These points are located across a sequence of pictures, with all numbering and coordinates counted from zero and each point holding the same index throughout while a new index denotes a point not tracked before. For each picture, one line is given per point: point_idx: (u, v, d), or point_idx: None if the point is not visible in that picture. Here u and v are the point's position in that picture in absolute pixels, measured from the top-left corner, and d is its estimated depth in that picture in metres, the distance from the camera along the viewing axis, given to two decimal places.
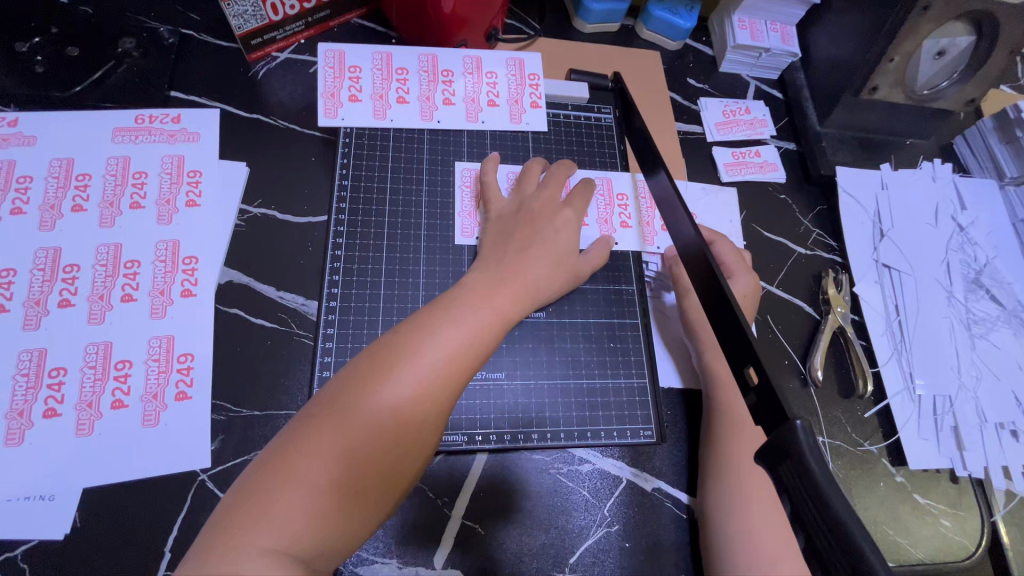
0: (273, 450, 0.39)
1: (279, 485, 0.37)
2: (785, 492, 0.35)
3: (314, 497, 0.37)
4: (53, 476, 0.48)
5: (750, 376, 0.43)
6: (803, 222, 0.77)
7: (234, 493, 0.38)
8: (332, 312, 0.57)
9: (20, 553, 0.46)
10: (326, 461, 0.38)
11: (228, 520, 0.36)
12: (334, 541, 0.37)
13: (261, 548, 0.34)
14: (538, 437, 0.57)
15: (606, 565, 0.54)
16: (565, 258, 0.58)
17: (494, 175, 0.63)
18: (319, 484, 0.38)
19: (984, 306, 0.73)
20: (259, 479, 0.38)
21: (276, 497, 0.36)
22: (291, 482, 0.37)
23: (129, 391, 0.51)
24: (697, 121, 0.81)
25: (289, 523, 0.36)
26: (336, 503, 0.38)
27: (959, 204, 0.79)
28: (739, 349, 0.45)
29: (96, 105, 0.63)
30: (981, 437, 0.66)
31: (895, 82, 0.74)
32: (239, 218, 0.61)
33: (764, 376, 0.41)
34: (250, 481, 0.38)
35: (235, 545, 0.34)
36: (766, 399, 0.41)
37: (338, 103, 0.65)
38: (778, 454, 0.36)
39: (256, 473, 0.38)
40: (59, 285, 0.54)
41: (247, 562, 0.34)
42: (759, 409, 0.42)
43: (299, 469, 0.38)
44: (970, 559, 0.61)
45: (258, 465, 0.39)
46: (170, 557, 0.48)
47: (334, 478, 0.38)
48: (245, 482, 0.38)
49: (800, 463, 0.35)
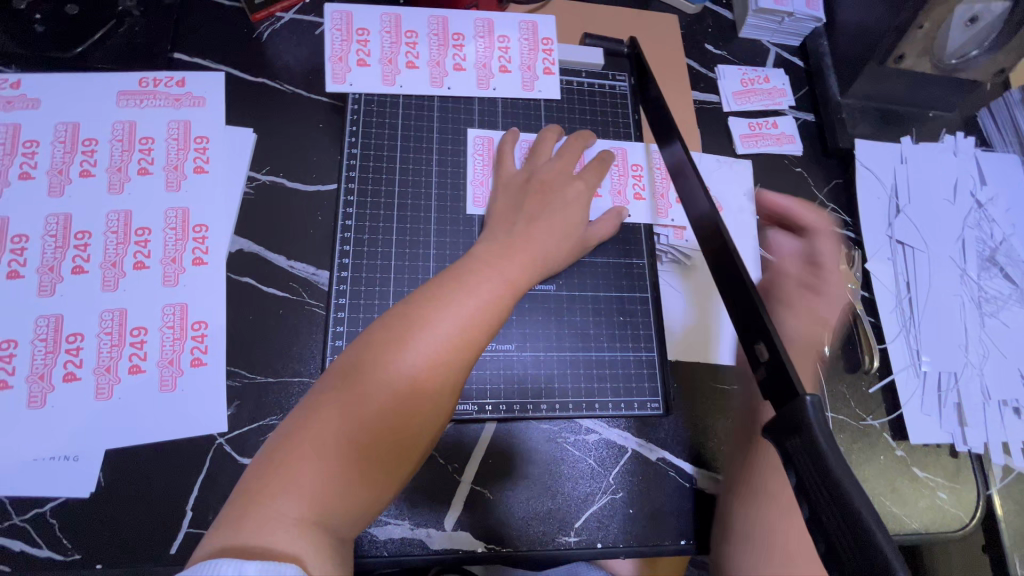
0: (293, 421, 0.40)
1: (302, 454, 0.38)
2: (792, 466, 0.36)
3: (336, 464, 0.38)
4: (76, 437, 0.49)
5: (760, 352, 0.44)
6: (818, 197, 0.76)
7: (256, 460, 0.39)
8: (343, 283, 0.57)
9: (47, 510, 0.48)
10: (345, 430, 0.39)
11: (254, 486, 0.37)
12: (357, 506, 0.39)
13: (286, 513, 0.36)
14: (547, 407, 0.58)
15: (610, 530, 0.56)
16: (577, 231, 0.57)
17: (512, 151, 0.62)
18: (341, 452, 0.39)
19: (997, 285, 0.72)
20: (279, 447, 0.39)
21: (300, 466, 0.38)
22: (311, 449, 0.38)
23: (145, 357, 0.52)
24: (714, 90, 0.78)
25: (313, 491, 0.37)
26: (358, 470, 0.39)
27: (979, 180, 0.77)
28: (750, 326, 0.45)
29: (100, 68, 0.61)
30: (983, 414, 0.67)
31: (924, 51, 0.71)
32: (248, 185, 0.60)
33: (773, 352, 0.42)
34: (273, 452, 0.38)
35: (261, 510, 0.36)
36: (775, 374, 0.42)
37: (346, 68, 0.63)
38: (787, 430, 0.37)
39: (278, 442, 0.39)
40: (72, 252, 0.54)
41: (278, 528, 0.35)
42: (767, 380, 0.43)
43: (320, 438, 0.39)
44: (963, 529, 0.63)
45: (279, 435, 0.39)
46: (192, 516, 0.50)
47: (352, 446, 0.39)
48: (267, 451, 0.39)
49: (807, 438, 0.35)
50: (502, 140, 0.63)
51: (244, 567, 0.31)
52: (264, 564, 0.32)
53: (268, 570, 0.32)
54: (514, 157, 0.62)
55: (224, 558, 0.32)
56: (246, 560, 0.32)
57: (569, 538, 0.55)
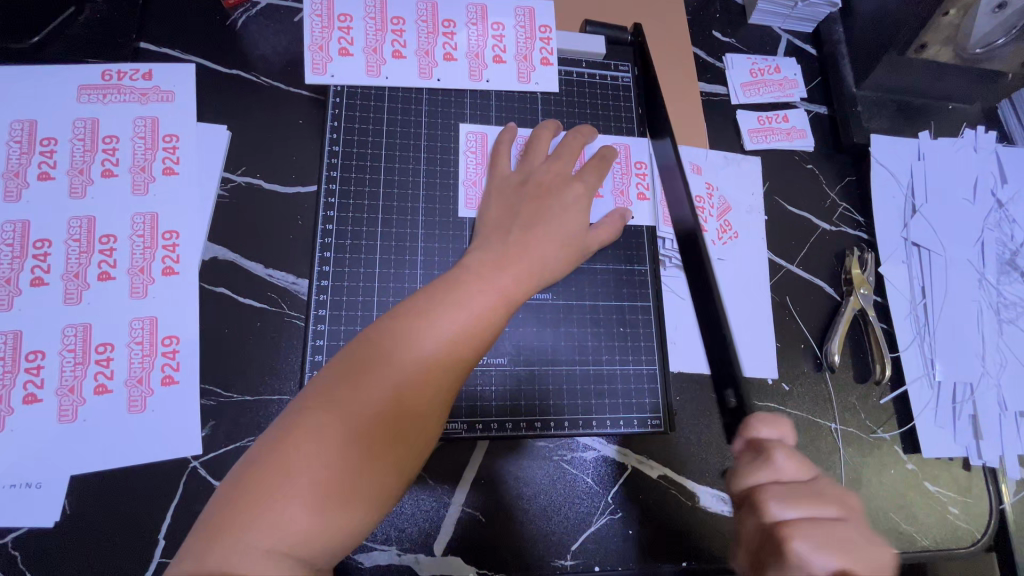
0: (264, 446, 0.36)
1: (275, 483, 0.35)
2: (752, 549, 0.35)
3: (311, 493, 0.35)
4: (39, 463, 0.46)
5: (728, 398, 0.46)
6: (830, 196, 0.72)
7: (225, 493, 0.35)
8: (324, 292, 0.53)
9: (9, 540, 0.45)
10: (324, 459, 0.36)
11: (221, 519, 0.34)
12: (335, 539, 0.35)
13: (262, 549, 0.33)
14: (541, 424, 0.54)
15: (608, 553, 0.53)
16: (579, 240, 0.53)
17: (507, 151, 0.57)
18: (317, 479, 0.35)
19: (1017, 290, 0.69)
20: (252, 480, 0.35)
21: (275, 498, 0.34)
22: (287, 480, 0.35)
23: (112, 376, 0.49)
24: (722, 81, 0.74)
25: (291, 528, 0.34)
26: (334, 499, 0.35)
27: (1000, 177, 0.73)
28: (722, 371, 0.48)
29: (60, 58, 0.57)
30: (998, 425, 0.64)
31: (947, 39, 0.66)
32: (222, 186, 0.56)
33: (740, 402, 0.44)
34: (242, 480, 0.35)
35: (236, 548, 0.33)
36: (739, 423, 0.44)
37: (327, 57, 0.59)
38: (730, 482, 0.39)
39: (249, 469, 0.36)
40: (30, 262, 0.50)
41: (244, 559, 0.32)
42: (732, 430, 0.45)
43: (293, 465, 0.35)
44: (974, 546, 0.61)
45: (250, 462, 0.36)
46: (165, 545, 0.47)
47: (333, 476, 0.36)
48: (234, 481, 0.35)
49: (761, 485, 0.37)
50: (501, 133, 0.58)
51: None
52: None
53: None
54: (509, 158, 0.58)
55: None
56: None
57: (565, 561, 0.52)
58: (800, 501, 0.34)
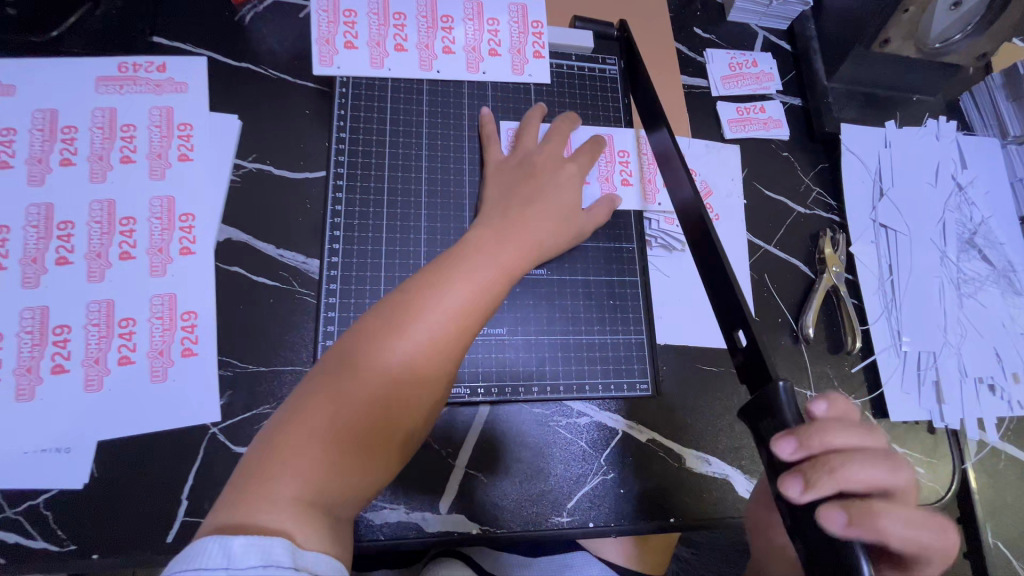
0: (287, 409, 0.40)
1: (295, 438, 0.38)
2: (763, 445, 0.40)
3: (330, 450, 0.38)
4: (68, 429, 0.49)
5: (739, 339, 0.47)
6: (804, 181, 0.77)
7: (251, 449, 0.38)
8: (334, 269, 0.57)
9: (41, 502, 0.48)
10: (340, 416, 0.39)
11: (249, 472, 0.37)
12: (353, 490, 0.39)
13: (286, 496, 0.35)
14: (538, 390, 0.58)
15: (602, 510, 0.57)
16: (548, 208, 0.56)
17: (534, 126, 0.62)
18: (337, 436, 0.39)
19: (975, 267, 0.74)
20: (276, 437, 0.38)
21: (296, 451, 0.37)
22: (306, 435, 0.38)
23: (135, 348, 0.52)
24: (703, 74, 0.78)
25: (311, 476, 0.37)
26: (351, 455, 0.39)
27: (960, 163, 0.78)
28: (730, 316, 0.49)
29: (79, 52, 0.60)
30: (959, 391, 0.69)
31: (908, 35, 0.70)
32: (234, 172, 0.59)
33: (752, 341, 0.45)
34: (266, 441, 0.38)
35: (262, 494, 0.35)
36: (753, 360, 0.45)
37: (332, 50, 0.62)
38: (761, 411, 0.40)
39: (273, 429, 0.39)
40: (55, 242, 0.53)
41: (273, 509, 0.34)
42: (750, 369, 0.45)
43: (314, 425, 0.38)
44: (938, 501, 0.66)
45: (275, 421, 0.39)
46: (188, 504, 0.50)
47: (349, 432, 0.39)
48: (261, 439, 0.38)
49: (778, 419, 0.39)
50: (529, 116, 0.63)
51: (231, 544, 0.31)
52: (252, 539, 0.32)
53: (252, 544, 0.32)
54: (534, 133, 0.62)
55: (213, 536, 0.32)
56: (232, 538, 0.32)
57: (562, 518, 0.56)
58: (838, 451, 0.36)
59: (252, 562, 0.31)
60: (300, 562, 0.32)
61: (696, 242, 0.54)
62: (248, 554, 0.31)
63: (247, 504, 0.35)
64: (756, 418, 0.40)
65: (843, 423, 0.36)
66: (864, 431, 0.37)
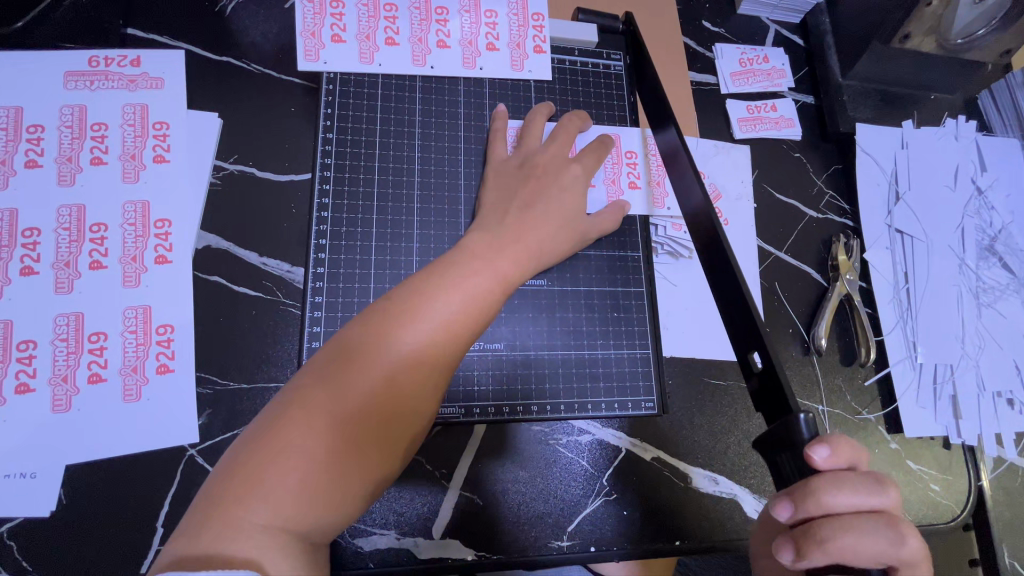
0: (261, 424, 0.36)
1: (268, 461, 0.34)
2: (783, 479, 0.38)
3: (308, 473, 0.34)
4: (34, 452, 0.46)
5: (753, 361, 0.44)
6: (817, 183, 0.73)
7: (218, 472, 0.35)
8: (320, 279, 0.53)
9: (4, 531, 0.45)
10: (319, 436, 0.35)
11: (216, 494, 0.33)
12: (331, 516, 0.35)
13: (257, 526, 0.32)
14: (538, 408, 0.55)
15: (603, 533, 0.54)
16: (549, 216, 0.52)
17: (539, 125, 0.59)
18: (317, 456, 0.35)
19: (995, 274, 0.71)
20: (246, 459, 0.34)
21: (269, 475, 0.34)
22: (281, 458, 0.34)
23: (106, 365, 0.49)
24: (711, 70, 0.75)
25: (286, 503, 0.33)
26: (331, 476, 0.35)
27: (980, 165, 0.75)
28: (743, 335, 0.46)
29: (47, 45, 0.56)
30: (977, 405, 0.66)
31: (930, 29, 0.67)
32: (214, 175, 0.56)
33: (769, 364, 0.42)
34: (235, 457, 0.35)
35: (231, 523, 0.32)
36: (768, 384, 0.42)
37: (319, 44, 0.58)
38: (779, 444, 0.38)
39: (243, 450, 0.35)
40: (20, 251, 0.50)
41: (242, 537, 0.32)
42: (766, 395, 0.42)
43: (290, 443, 0.35)
44: (954, 521, 0.63)
45: (246, 440, 0.36)
46: (163, 532, 0.47)
47: (329, 454, 0.35)
48: (230, 456, 0.35)
49: (797, 454, 0.37)
50: (531, 116, 0.59)
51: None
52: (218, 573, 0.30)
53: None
54: (540, 135, 0.59)
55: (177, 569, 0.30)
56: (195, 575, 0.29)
57: (562, 542, 0.53)
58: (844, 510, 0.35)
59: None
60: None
61: (707, 251, 0.51)
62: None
63: (213, 534, 0.32)
64: (773, 449, 0.38)
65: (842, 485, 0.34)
66: (866, 485, 0.35)
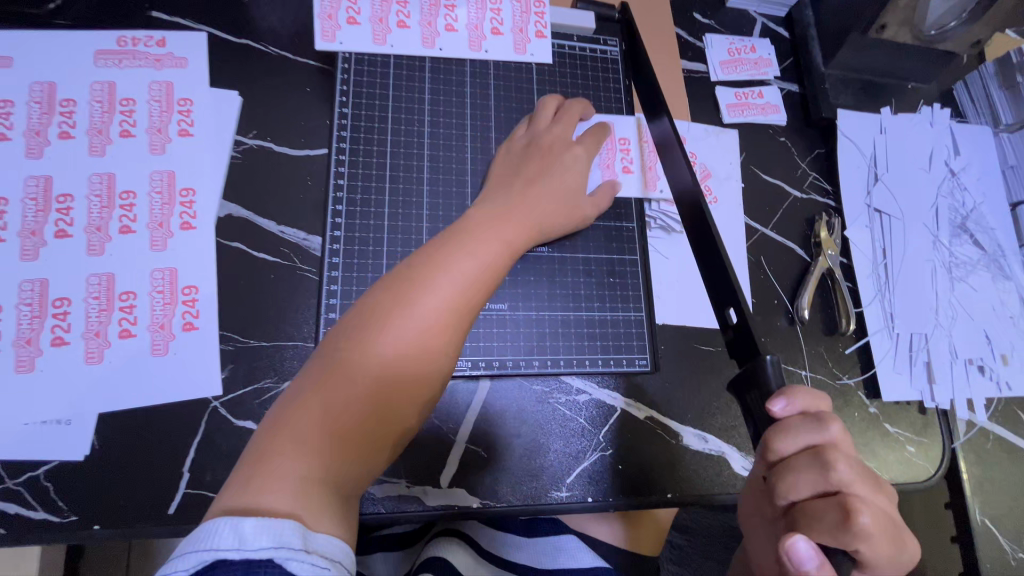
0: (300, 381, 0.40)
1: (306, 413, 0.38)
2: (750, 416, 0.43)
3: (341, 424, 0.38)
4: (70, 401, 0.49)
5: (728, 316, 0.50)
6: (801, 165, 0.77)
7: (263, 425, 0.38)
8: (337, 242, 0.57)
9: (41, 473, 0.48)
10: (351, 390, 0.39)
11: (261, 446, 0.36)
12: (363, 461, 0.39)
13: (297, 473, 0.35)
14: (538, 365, 0.59)
15: (601, 485, 0.58)
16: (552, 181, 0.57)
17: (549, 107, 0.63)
18: (350, 408, 0.39)
19: (967, 251, 0.75)
20: (289, 412, 0.38)
21: (308, 424, 0.37)
22: (319, 409, 0.38)
23: (135, 321, 0.52)
24: (702, 58, 0.79)
25: (325, 450, 0.37)
26: (363, 425, 0.39)
27: (954, 150, 0.79)
28: (722, 293, 0.52)
29: (76, 24, 0.59)
30: (950, 372, 0.70)
31: (904, 21, 0.71)
32: (234, 149, 0.59)
33: (741, 318, 0.48)
34: (276, 416, 0.38)
35: (271, 472, 0.34)
36: (742, 335, 0.48)
37: (335, 25, 0.62)
38: (747, 384, 0.43)
39: (285, 405, 0.39)
40: (54, 215, 0.53)
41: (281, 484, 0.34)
42: (737, 342, 0.49)
43: (326, 396, 0.38)
44: (929, 480, 0.67)
45: (287, 396, 0.39)
46: (190, 477, 0.50)
47: (361, 405, 0.39)
48: (272, 413, 0.38)
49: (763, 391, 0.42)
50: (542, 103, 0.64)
51: (244, 524, 0.31)
52: (262, 519, 0.31)
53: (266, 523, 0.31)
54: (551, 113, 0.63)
55: (224, 517, 0.32)
56: (244, 518, 0.31)
57: (562, 493, 0.57)
58: (808, 448, 0.38)
59: (264, 542, 0.30)
60: (311, 543, 0.31)
61: (694, 234, 0.56)
62: (261, 533, 0.31)
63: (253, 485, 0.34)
64: (742, 390, 0.44)
65: (785, 428, 0.38)
66: (811, 426, 0.38)
